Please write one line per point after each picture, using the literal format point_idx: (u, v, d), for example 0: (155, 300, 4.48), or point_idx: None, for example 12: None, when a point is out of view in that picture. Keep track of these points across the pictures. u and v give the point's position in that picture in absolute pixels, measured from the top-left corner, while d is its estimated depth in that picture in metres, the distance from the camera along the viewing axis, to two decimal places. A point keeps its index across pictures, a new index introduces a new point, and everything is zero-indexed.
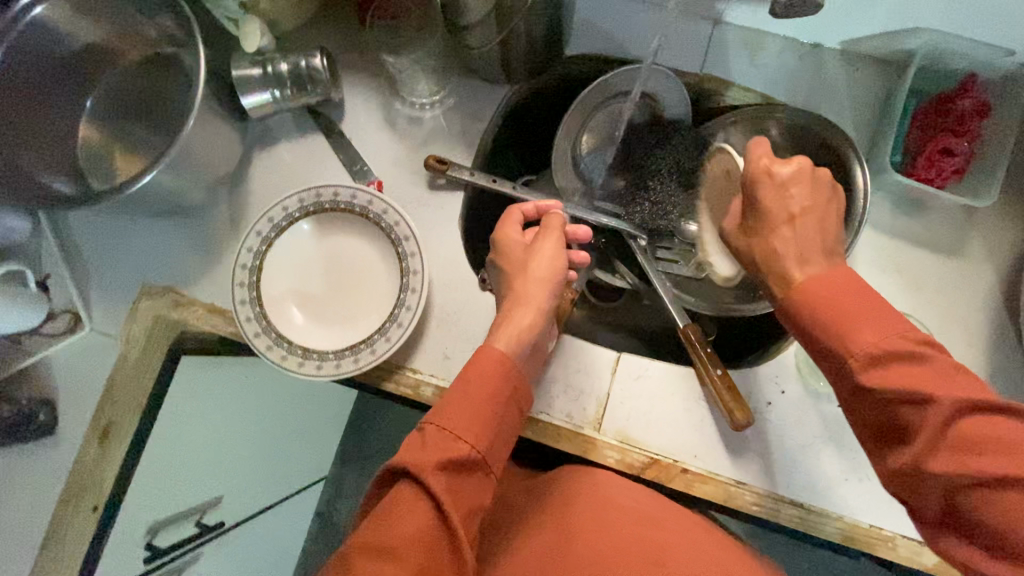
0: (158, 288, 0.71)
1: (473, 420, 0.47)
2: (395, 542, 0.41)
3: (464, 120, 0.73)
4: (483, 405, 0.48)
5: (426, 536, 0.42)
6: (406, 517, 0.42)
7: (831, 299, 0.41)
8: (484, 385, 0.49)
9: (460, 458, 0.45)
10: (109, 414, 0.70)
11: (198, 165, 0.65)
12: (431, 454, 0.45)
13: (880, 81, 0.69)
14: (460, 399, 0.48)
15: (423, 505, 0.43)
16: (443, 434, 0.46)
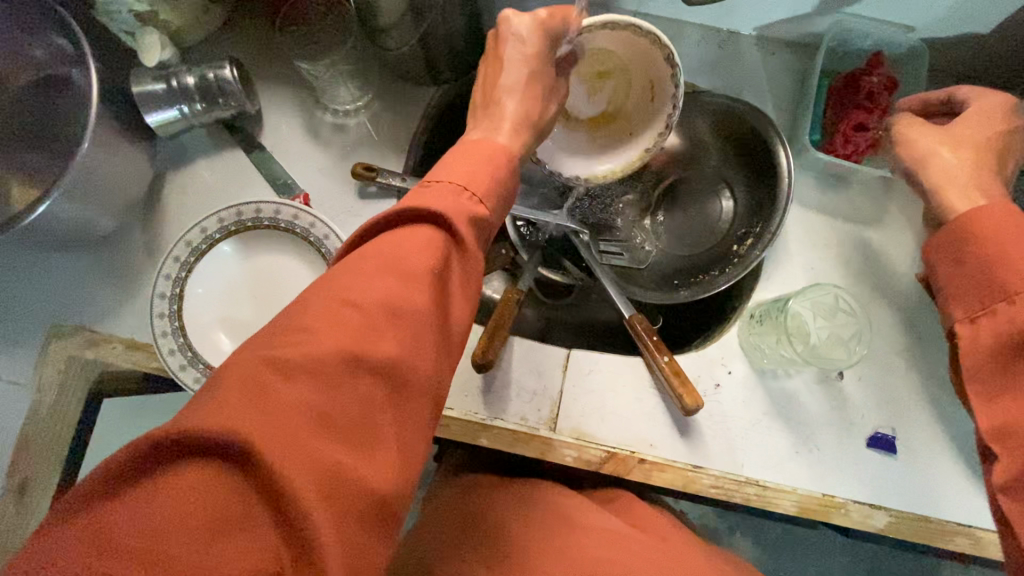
0: (70, 328, 0.65)
1: (483, 177, 0.43)
2: (404, 255, 0.36)
3: (392, 126, 0.70)
4: (490, 171, 0.43)
5: (444, 263, 0.38)
6: (423, 234, 0.38)
7: (995, 226, 0.43)
8: (488, 160, 0.44)
9: (475, 210, 0.41)
10: (24, 470, 0.64)
11: (103, 190, 0.60)
12: (449, 196, 0.40)
13: (794, 63, 0.71)
14: (462, 162, 0.43)
15: (440, 239, 0.38)
16: (454, 188, 0.41)
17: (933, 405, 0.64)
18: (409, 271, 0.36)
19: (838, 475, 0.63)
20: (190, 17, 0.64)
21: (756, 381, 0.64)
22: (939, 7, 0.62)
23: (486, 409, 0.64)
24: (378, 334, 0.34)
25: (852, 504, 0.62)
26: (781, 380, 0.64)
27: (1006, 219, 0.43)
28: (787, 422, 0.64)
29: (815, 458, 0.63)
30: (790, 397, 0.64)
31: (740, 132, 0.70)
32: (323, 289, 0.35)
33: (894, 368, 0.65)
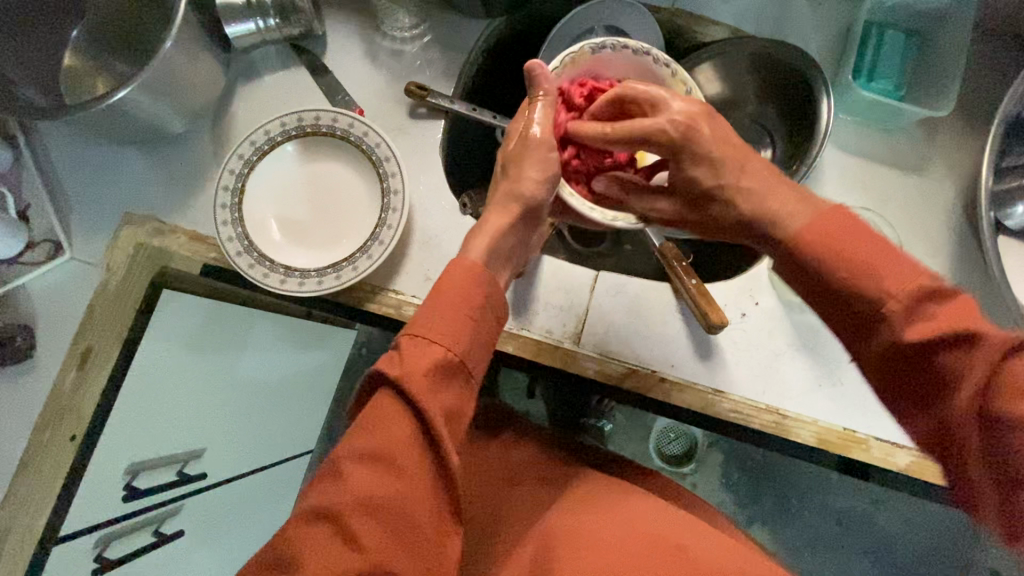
0: (140, 217, 0.72)
1: (451, 325, 0.46)
2: (370, 445, 0.42)
3: (444, 55, 0.75)
4: (458, 311, 0.47)
5: (410, 446, 0.43)
6: (388, 418, 0.43)
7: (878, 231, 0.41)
8: (456, 294, 0.48)
9: (441, 362, 0.45)
10: (90, 339, 0.70)
11: (181, 88, 0.66)
12: (415, 364, 0.44)
13: (842, 13, 0.72)
14: (432, 307, 0.47)
15: (403, 413, 0.43)
16: (422, 343, 0.45)
17: None
18: (379, 469, 0.42)
19: (861, 411, 0.63)
20: None
21: (783, 314, 0.65)
22: None
23: (514, 318, 0.67)
24: (353, 549, 0.41)
25: (874, 441, 0.62)
26: (807, 314, 0.64)
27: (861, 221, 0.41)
28: (812, 355, 0.64)
29: (837, 393, 0.63)
30: (816, 331, 0.64)
31: (784, 77, 0.70)
32: (310, 499, 0.43)
33: None
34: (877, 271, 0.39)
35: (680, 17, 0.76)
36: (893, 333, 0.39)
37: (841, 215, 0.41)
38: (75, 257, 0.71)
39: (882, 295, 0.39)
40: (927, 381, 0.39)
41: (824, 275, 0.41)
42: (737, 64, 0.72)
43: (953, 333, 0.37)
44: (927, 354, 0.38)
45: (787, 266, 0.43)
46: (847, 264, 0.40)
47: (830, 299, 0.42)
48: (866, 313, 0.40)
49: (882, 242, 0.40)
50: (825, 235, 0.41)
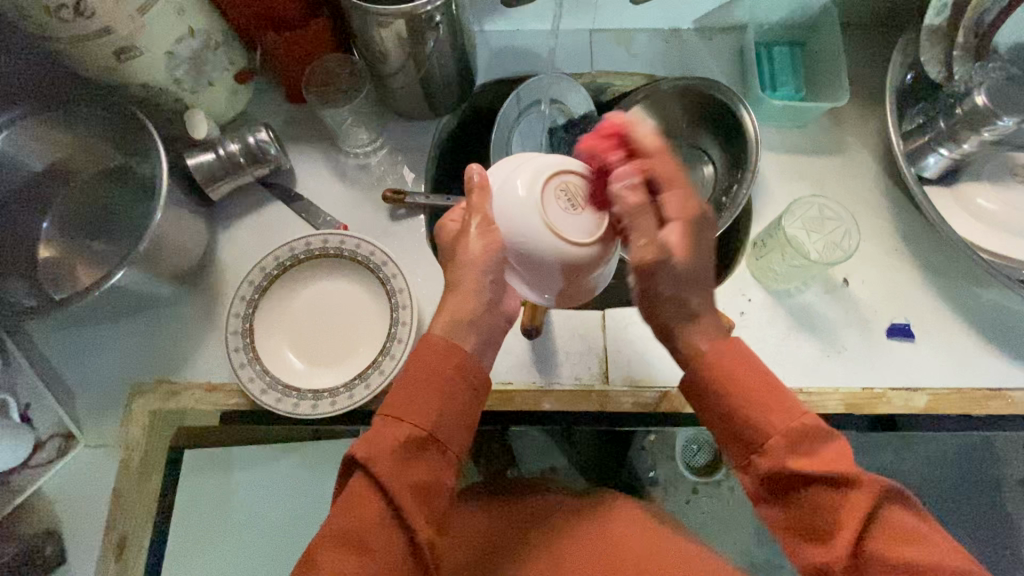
0: (149, 384, 0.70)
1: (417, 404, 0.47)
2: (353, 520, 0.45)
3: (407, 157, 0.81)
4: (428, 389, 0.48)
5: (381, 520, 0.45)
6: (362, 498, 0.45)
7: (731, 376, 0.48)
8: (423, 368, 0.49)
9: (408, 442, 0.46)
10: (121, 524, 0.66)
11: (171, 250, 0.68)
12: (382, 443, 0.46)
13: (732, 43, 0.84)
14: (403, 386, 0.49)
15: (372, 495, 0.45)
16: (388, 424, 0.47)
17: (932, 292, 0.71)
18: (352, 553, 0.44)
19: (872, 369, 0.69)
20: (223, 98, 0.75)
21: (776, 303, 0.71)
22: None
23: (542, 376, 0.70)
24: None
25: (892, 392, 0.68)
26: (795, 296, 0.71)
27: (734, 364, 0.49)
28: (813, 331, 0.70)
29: (845, 358, 0.69)
30: (809, 311, 0.71)
31: (704, 104, 0.80)
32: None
33: (888, 267, 0.72)
34: (765, 418, 0.47)
35: (600, 76, 0.86)
36: (768, 461, 0.46)
37: (734, 355, 0.49)
38: (88, 444, 0.68)
39: (768, 429, 0.46)
40: (819, 518, 0.45)
41: (723, 416, 0.48)
42: (663, 104, 0.83)
43: (834, 479, 0.44)
44: (810, 484, 0.45)
45: (704, 395, 0.49)
46: (755, 409, 0.47)
47: (737, 434, 0.48)
48: (754, 443, 0.47)
49: (762, 389, 0.47)
50: (717, 372, 0.49)
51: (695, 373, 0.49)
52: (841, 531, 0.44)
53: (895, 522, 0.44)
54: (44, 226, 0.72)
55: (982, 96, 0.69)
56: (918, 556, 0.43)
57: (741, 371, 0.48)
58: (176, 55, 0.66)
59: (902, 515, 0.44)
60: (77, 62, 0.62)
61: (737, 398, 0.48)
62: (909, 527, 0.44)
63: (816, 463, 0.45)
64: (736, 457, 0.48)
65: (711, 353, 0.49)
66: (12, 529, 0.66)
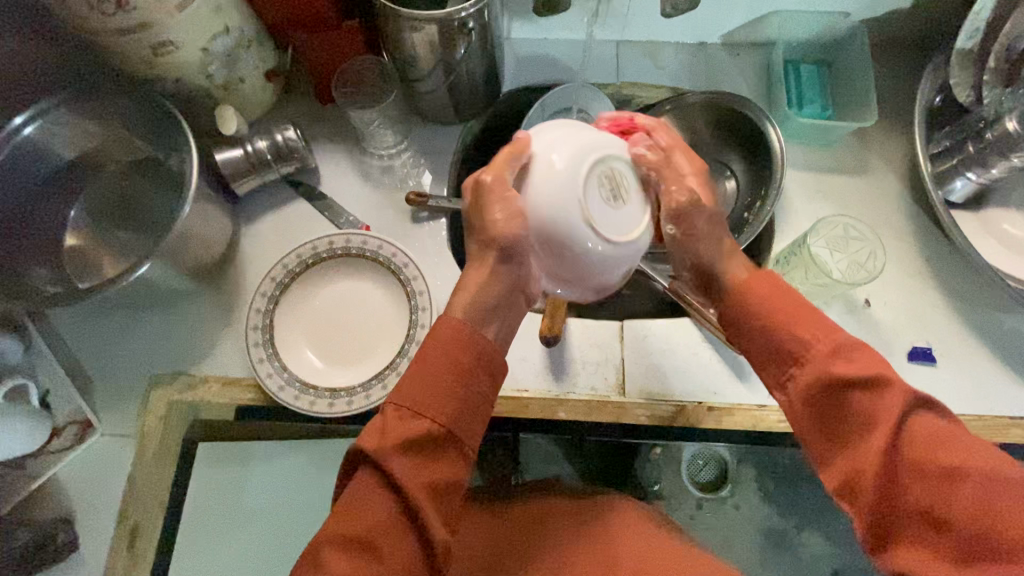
0: (167, 375, 0.71)
1: (431, 393, 0.46)
2: (362, 519, 0.43)
3: (431, 159, 0.81)
4: (441, 380, 0.46)
5: (390, 518, 0.44)
6: (369, 499, 0.44)
7: (770, 289, 0.48)
8: (439, 355, 0.47)
9: (421, 435, 0.45)
10: (134, 514, 0.66)
11: (196, 242, 0.69)
12: (390, 437, 0.45)
13: (759, 59, 0.84)
14: (415, 374, 0.47)
15: (382, 493, 0.44)
16: (401, 415, 0.45)
17: (955, 316, 0.71)
18: (357, 554, 0.43)
19: None
20: (252, 94, 0.75)
21: None
22: None
23: (559, 384, 0.70)
24: None
25: None
26: (817, 315, 0.70)
27: (769, 285, 0.48)
28: None
29: None
30: None
31: (729, 119, 0.80)
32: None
33: (911, 288, 0.72)
34: (802, 323, 0.46)
35: (626, 87, 0.86)
36: (807, 369, 0.45)
37: (768, 280, 0.48)
38: (105, 433, 0.69)
39: (806, 339, 0.45)
40: (847, 414, 0.43)
41: (755, 317, 0.48)
42: (687, 117, 0.83)
43: (867, 383, 0.43)
44: (847, 391, 0.43)
45: (732, 313, 0.49)
46: (784, 326, 0.46)
47: (773, 342, 0.47)
48: (794, 352, 0.45)
49: (798, 301, 0.47)
50: (763, 283, 0.48)
51: (729, 290, 0.50)
52: (871, 428, 0.42)
53: (923, 432, 0.42)
54: (71, 215, 0.73)
55: (1014, 122, 0.67)
56: (953, 458, 0.41)
57: (770, 294, 0.48)
58: (210, 51, 0.67)
59: (936, 421, 0.42)
60: (114, 55, 0.63)
61: (776, 312, 0.47)
62: (940, 431, 0.42)
63: (862, 366, 0.43)
64: (769, 361, 0.47)
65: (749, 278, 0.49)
66: (26, 514, 0.66)
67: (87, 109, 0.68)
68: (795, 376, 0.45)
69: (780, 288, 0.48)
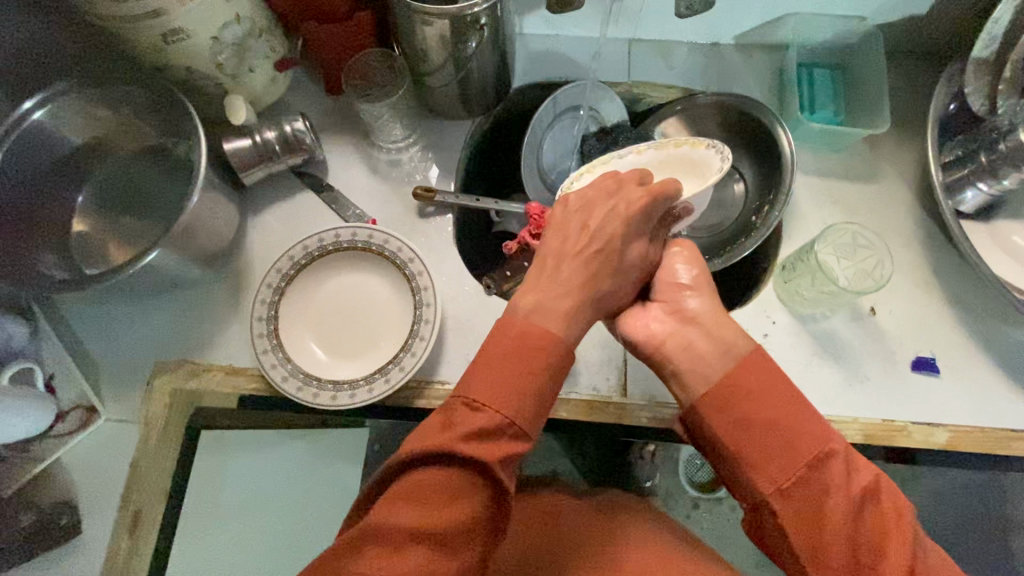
0: (172, 363, 0.71)
1: (524, 393, 0.44)
2: (448, 513, 0.40)
3: (439, 155, 0.81)
4: (533, 379, 0.44)
5: (477, 515, 0.41)
6: (453, 494, 0.40)
7: (761, 385, 0.45)
8: (541, 357, 0.45)
9: (512, 434, 0.43)
10: (137, 500, 0.67)
11: (203, 232, 0.69)
12: (487, 433, 0.42)
13: (772, 62, 0.83)
14: (506, 367, 0.44)
15: (469, 488, 0.41)
16: (493, 408, 0.43)
17: (960, 328, 0.70)
18: (436, 549, 0.39)
19: (895, 401, 0.68)
20: (262, 85, 0.75)
21: (800, 327, 0.70)
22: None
23: (561, 384, 0.70)
24: None
25: (913, 426, 0.67)
26: (822, 323, 0.70)
27: (767, 368, 0.46)
28: (837, 359, 0.69)
29: (868, 389, 0.68)
30: (835, 339, 0.70)
31: (740, 122, 0.80)
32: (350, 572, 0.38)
33: (917, 298, 0.72)
34: (806, 429, 0.43)
35: (637, 87, 0.86)
36: (809, 488, 0.42)
37: (760, 368, 0.46)
38: (109, 418, 0.69)
39: (811, 453, 0.42)
40: (855, 539, 0.41)
41: (741, 435, 0.44)
42: (698, 119, 0.82)
43: (869, 496, 0.41)
44: (857, 514, 0.41)
45: (731, 421, 0.44)
46: (781, 426, 0.43)
47: (776, 450, 0.43)
48: (801, 457, 0.42)
49: (795, 397, 0.44)
50: (734, 383, 0.45)
51: (709, 392, 0.46)
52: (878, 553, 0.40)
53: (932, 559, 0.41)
54: (79, 201, 0.74)
55: None
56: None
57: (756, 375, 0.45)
58: (221, 41, 0.66)
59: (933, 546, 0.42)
60: (126, 41, 0.63)
61: (774, 415, 0.44)
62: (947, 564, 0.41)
63: (863, 478, 0.42)
64: (758, 481, 0.43)
65: (746, 357, 0.46)
66: (30, 497, 0.67)
67: (97, 96, 0.68)
68: (804, 480, 0.42)
69: (789, 389, 0.45)
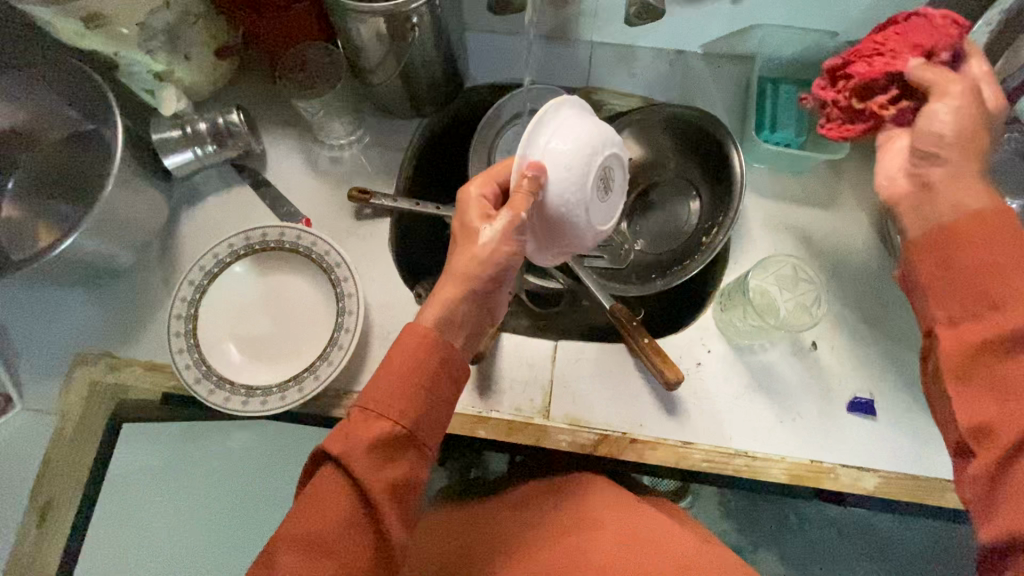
0: (92, 355, 0.70)
1: (398, 395, 0.45)
2: (321, 526, 0.42)
3: (383, 154, 0.78)
4: (405, 382, 0.45)
5: (350, 515, 0.43)
6: (327, 502, 0.43)
7: None
8: (410, 360, 0.46)
9: (385, 438, 0.44)
10: (47, 491, 0.67)
11: (124, 224, 0.67)
12: (356, 441, 0.43)
13: (739, 74, 0.79)
14: (380, 377, 0.46)
15: (343, 496, 0.43)
16: (364, 419, 0.44)
17: (904, 369, 0.67)
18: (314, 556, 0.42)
19: (826, 441, 0.65)
20: (200, 72, 0.73)
21: (735, 357, 0.68)
22: (857, 9, 0.70)
23: (483, 402, 0.68)
24: None
25: (841, 468, 0.64)
26: (758, 355, 0.67)
27: None
28: (770, 394, 0.67)
29: (800, 427, 0.65)
30: (771, 372, 0.67)
31: (696, 137, 0.76)
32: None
33: (862, 335, 0.68)
34: None
35: (595, 93, 0.82)
36: None
37: None
38: (26, 407, 0.69)
39: None
40: None
41: None
42: (653, 131, 0.79)
43: None
44: None
45: None
46: None
47: None
48: None
49: None
50: None
51: None
52: None
53: None
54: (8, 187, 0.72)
55: None
56: None
57: None
58: None
59: None
60: (44, 24, 0.61)
61: None
62: None
63: None
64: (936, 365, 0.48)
65: None
66: None
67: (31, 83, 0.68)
68: None
69: None
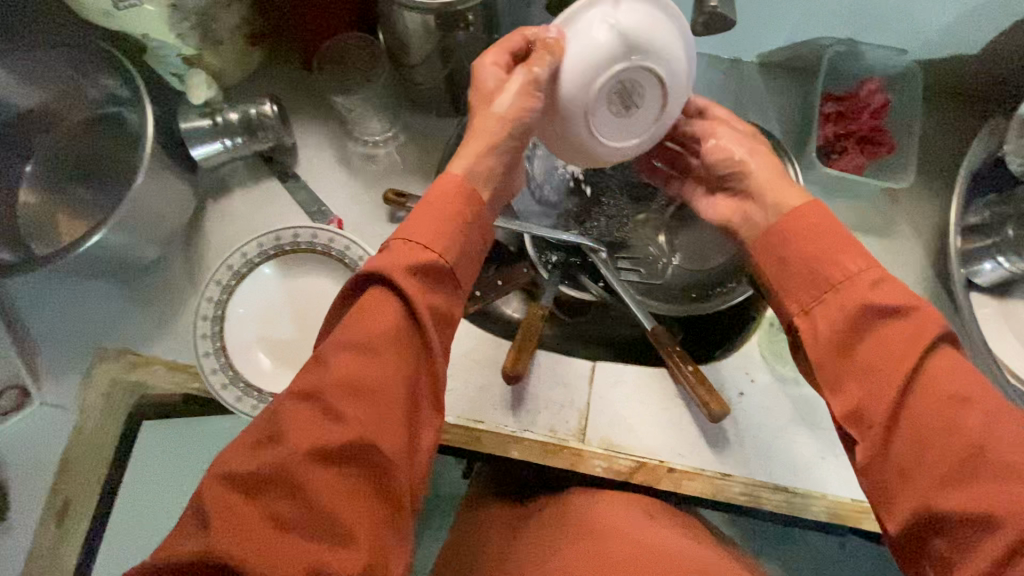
0: (113, 351, 0.68)
1: (441, 228, 0.45)
2: (371, 326, 0.42)
3: (419, 153, 0.75)
4: (445, 220, 0.46)
5: (395, 324, 0.42)
6: (375, 311, 0.42)
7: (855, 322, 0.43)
8: (446, 203, 0.46)
9: (428, 262, 0.44)
10: (65, 492, 0.65)
11: (150, 218, 0.64)
12: (400, 261, 0.44)
13: (797, 87, 0.75)
14: (421, 213, 0.46)
15: (390, 306, 0.43)
16: (403, 244, 0.45)
17: None
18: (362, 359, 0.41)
19: None
20: (231, 57, 0.69)
21: (777, 388, 0.66)
22: (932, 27, 0.67)
23: (516, 421, 0.65)
24: (330, 426, 0.39)
25: None
26: (802, 387, 0.65)
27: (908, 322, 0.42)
28: (812, 429, 0.65)
29: (843, 464, 0.64)
30: (813, 405, 0.65)
31: None
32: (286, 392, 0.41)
33: None
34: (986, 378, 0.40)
35: None
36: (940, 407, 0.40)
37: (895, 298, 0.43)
38: (43, 403, 0.66)
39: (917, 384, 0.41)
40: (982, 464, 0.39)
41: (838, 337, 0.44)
42: None
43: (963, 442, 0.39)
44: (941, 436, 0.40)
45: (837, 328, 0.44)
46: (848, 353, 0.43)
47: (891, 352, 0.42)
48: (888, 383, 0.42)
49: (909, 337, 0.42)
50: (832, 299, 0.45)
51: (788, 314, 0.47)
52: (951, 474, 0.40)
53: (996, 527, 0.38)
54: (27, 170, 0.69)
55: None
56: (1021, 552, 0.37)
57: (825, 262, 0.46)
58: (182, 8, 0.59)
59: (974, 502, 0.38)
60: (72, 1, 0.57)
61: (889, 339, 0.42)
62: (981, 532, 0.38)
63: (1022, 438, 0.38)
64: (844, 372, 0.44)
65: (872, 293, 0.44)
66: None
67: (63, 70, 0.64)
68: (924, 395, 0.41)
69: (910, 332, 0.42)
